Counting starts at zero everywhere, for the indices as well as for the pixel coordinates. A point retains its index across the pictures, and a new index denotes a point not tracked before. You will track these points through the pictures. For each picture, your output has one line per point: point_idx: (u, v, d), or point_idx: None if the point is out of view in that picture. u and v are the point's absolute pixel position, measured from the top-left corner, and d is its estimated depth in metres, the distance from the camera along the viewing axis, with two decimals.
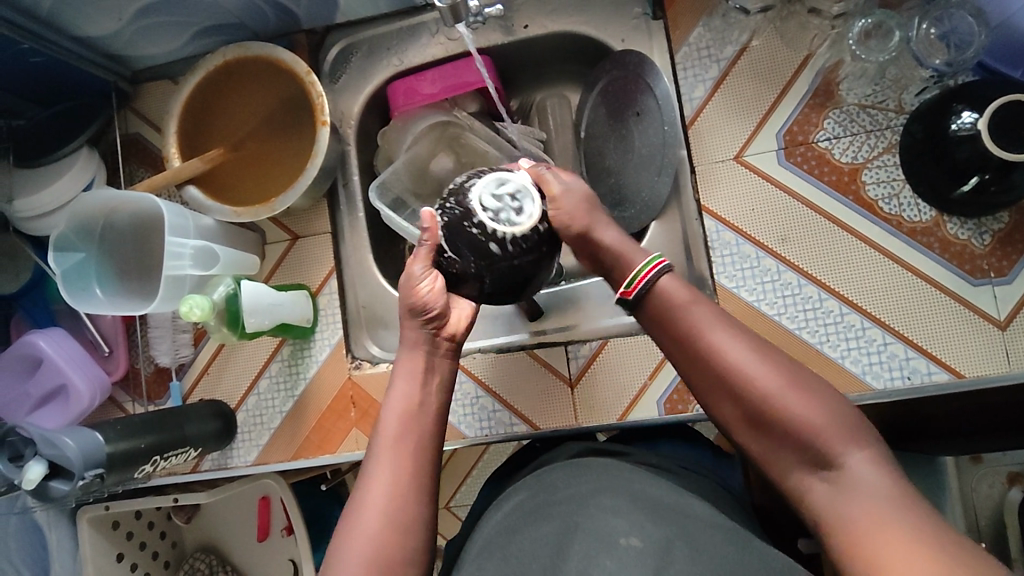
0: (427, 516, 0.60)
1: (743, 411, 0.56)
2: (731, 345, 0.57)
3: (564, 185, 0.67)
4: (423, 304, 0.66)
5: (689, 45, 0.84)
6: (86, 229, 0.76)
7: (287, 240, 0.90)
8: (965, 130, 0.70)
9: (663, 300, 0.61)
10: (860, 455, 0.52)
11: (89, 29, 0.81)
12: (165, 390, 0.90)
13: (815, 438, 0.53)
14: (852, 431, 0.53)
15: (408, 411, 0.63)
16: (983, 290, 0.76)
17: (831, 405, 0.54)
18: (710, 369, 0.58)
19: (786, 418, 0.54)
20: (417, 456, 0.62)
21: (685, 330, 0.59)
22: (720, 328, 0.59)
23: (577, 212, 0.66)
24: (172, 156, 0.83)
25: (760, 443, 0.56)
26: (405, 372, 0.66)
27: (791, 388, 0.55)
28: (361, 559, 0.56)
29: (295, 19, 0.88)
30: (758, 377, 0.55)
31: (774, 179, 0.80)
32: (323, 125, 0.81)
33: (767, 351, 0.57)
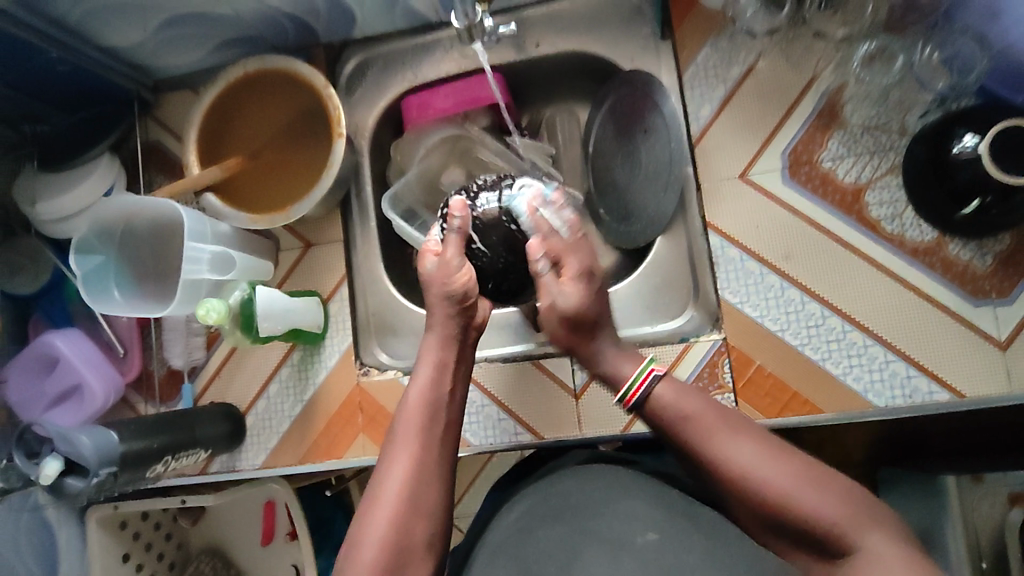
0: (439, 503, 0.62)
1: (754, 516, 0.58)
2: (733, 450, 0.60)
3: (558, 297, 0.71)
4: (460, 291, 0.70)
5: (696, 66, 0.86)
6: (106, 233, 0.79)
7: (300, 247, 0.92)
8: (967, 153, 0.72)
9: (664, 408, 0.64)
10: (874, 537, 0.54)
11: (114, 39, 0.84)
12: (176, 392, 0.92)
13: (827, 528, 0.55)
14: (863, 514, 0.55)
15: (427, 400, 0.66)
16: (984, 311, 0.77)
17: (839, 493, 0.56)
18: (718, 480, 0.60)
19: (795, 516, 0.56)
20: (434, 443, 0.65)
21: (689, 436, 0.62)
22: (721, 433, 0.61)
23: (559, 335, 0.73)
24: (191, 165, 0.85)
25: (780, 539, 0.58)
26: (431, 352, 0.69)
27: (797, 483, 0.56)
28: (377, 539, 0.58)
29: (314, 33, 0.91)
30: (765, 480, 0.57)
31: (779, 198, 0.82)
32: (340, 138, 0.83)
33: (769, 449, 0.59)
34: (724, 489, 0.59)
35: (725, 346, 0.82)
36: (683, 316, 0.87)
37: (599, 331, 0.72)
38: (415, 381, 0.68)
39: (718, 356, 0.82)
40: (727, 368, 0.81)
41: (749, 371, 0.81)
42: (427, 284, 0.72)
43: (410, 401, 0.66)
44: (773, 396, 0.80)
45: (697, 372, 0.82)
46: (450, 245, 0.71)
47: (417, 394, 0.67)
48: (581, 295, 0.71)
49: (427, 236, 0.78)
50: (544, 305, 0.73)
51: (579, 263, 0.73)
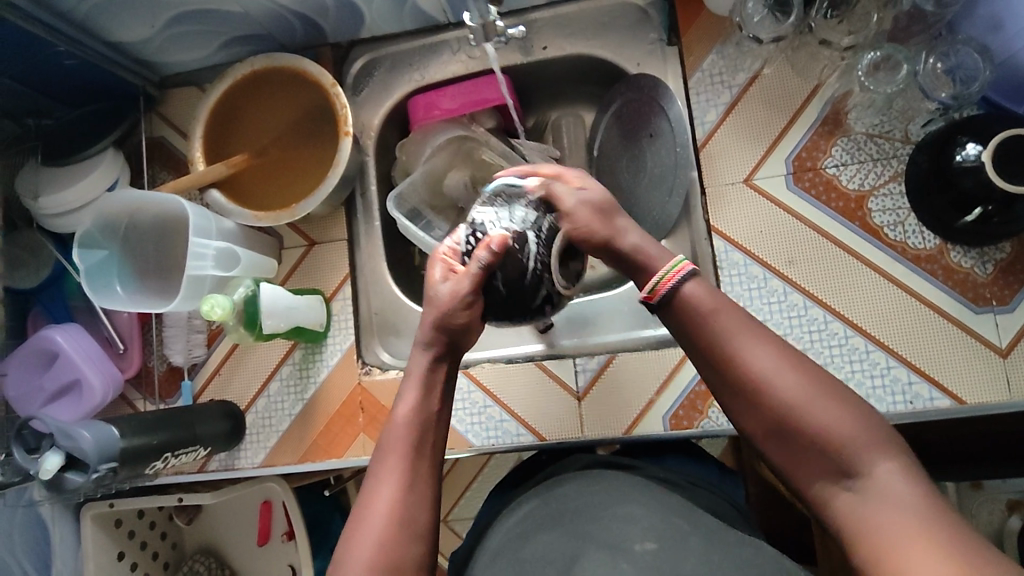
0: (429, 522, 0.60)
1: (764, 422, 0.55)
2: (755, 354, 0.56)
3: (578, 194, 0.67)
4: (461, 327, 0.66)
5: (702, 72, 0.86)
6: (110, 227, 0.78)
7: (304, 245, 0.92)
8: (969, 162, 0.73)
9: (689, 305, 0.60)
10: (888, 465, 0.50)
11: (122, 35, 0.84)
12: (175, 389, 0.91)
13: (838, 445, 0.52)
14: (880, 441, 0.52)
15: (413, 417, 0.64)
16: (985, 318, 0.77)
17: (857, 413, 0.53)
18: (733, 379, 0.57)
19: (807, 428, 0.53)
20: (422, 462, 0.62)
21: (708, 335, 0.59)
22: (745, 336, 0.57)
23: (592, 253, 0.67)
24: (196, 161, 0.85)
25: (785, 451, 0.55)
26: (417, 372, 0.67)
27: (815, 397, 0.54)
28: (365, 561, 0.56)
29: (322, 33, 0.91)
30: (782, 388, 0.54)
31: (782, 204, 0.82)
32: (346, 135, 0.83)
33: (793, 358, 0.56)
34: (740, 389, 0.56)
35: None
36: None
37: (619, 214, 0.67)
38: (402, 399, 0.66)
39: None
40: None
41: None
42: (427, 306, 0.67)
43: (397, 419, 0.64)
44: None
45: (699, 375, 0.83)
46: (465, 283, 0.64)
47: (404, 412, 0.64)
48: (594, 204, 0.67)
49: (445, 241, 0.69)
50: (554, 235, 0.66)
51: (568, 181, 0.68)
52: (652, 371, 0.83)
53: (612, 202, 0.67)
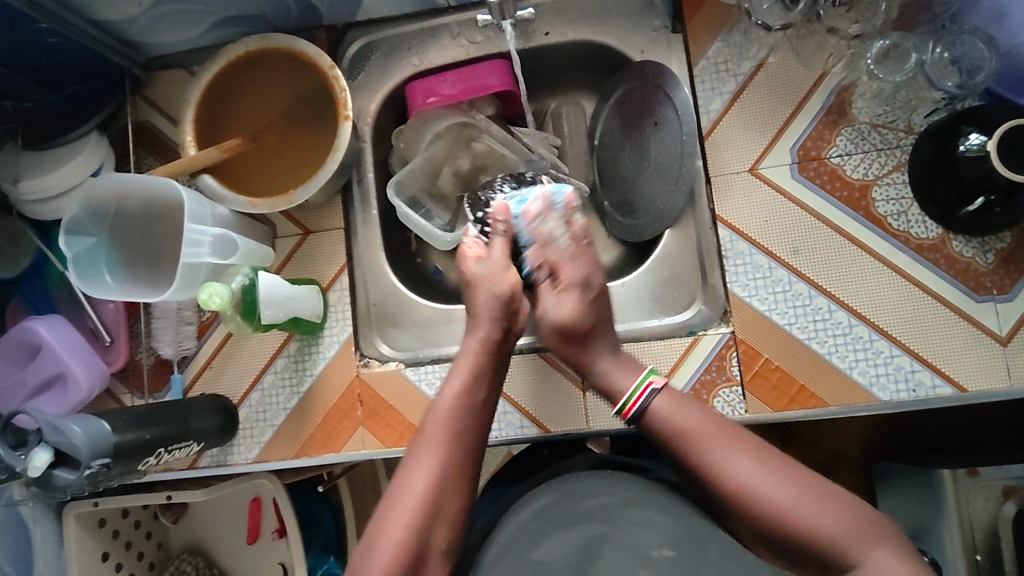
0: (461, 506, 0.61)
1: (754, 531, 0.57)
2: (733, 464, 0.59)
3: (552, 309, 0.73)
4: (508, 292, 0.71)
5: (707, 59, 0.86)
6: (97, 213, 0.75)
7: (299, 234, 0.89)
8: (973, 151, 0.73)
9: (660, 422, 0.64)
10: (879, 551, 0.54)
11: (108, 13, 0.80)
12: (165, 383, 0.88)
13: (830, 542, 0.54)
14: (865, 530, 0.55)
15: (456, 405, 0.65)
16: (986, 307, 0.78)
17: (840, 504, 0.56)
18: (715, 494, 0.59)
19: (798, 530, 0.55)
20: (462, 448, 0.63)
21: (687, 449, 0.61)
22: (719, 446, 0.60)
23: (556, 343, 0.74)
24: (188, 145, 0.82)
25: (780, 553, 0.57)
26: (471, 349, 0.70)
27: (798, 496, 0.56)
28: (394, 541, 0.57)
29: (317, 14, 0.89)
30: (765, 496, 0.57)
31: (788, 193, 0.82)
32: (345, 120, 0.80)
33: (768, 460, 0.59)
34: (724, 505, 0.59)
35: (733, 340, 0.82)
36: (691, 309, 0.87)
37: (596, 338, 0.73)
38: (447, 386, 0.67)
39: (725, 350, 0.82)
40: (735, 361, 0.81)
41: (756, 365, 0.81)
42: (474, 286, 0.73)
43: (442, 405, 0.65)
44: (780, 389, 0.80)
45: (704, 366, 0.82)
46: (500, 245, 0.73)
47: (449, 399, 0.65)
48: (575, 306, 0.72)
49: (466, 235, 0.78)
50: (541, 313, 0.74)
51: (575, 272, 0.74)
52: (658, 361, 0.83)
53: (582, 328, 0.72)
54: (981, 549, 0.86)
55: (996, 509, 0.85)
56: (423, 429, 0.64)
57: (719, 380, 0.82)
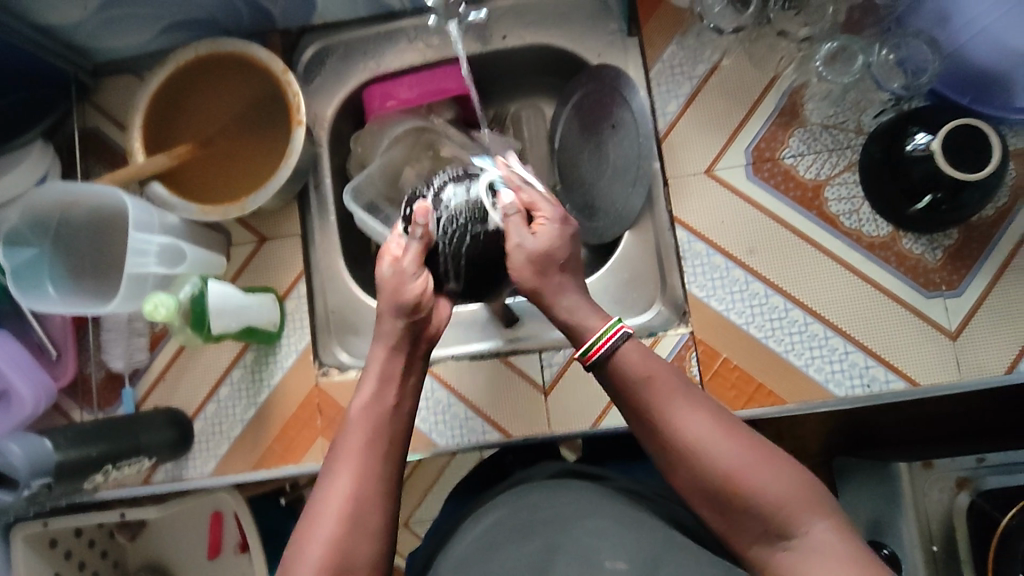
0: (385, 522, 0.57)
1: (699, 488, 0.56)
2: (687, 420, 0.57)
3: (527, 239, 0.65)
4: (414, 301, 0.62)
5: (662, 62, 0.86)
6: (39, 224, 0.72)
7: (254, 242, 0.88)
8: (919, 151, 0.75)
9: (624, 373, 0.60)
10: (820, 524, 0.52)
11: (51, 17, 0.79)
12: (116, 398, 0.85)
13: (771, 507, 0.53)
14: (810, 500, 0.54)
15: (369, 413, 0.61)
16: (935, 302, 0.80)
17: (788, 474, 0.54)
18: (663, 444, 0.57)
19: (743, 493, 0.54)
20: (379, 462, 0.59)
21: (643, 400, 0.59)
22: (675, 401, 0.58)
23: (526, 273, 0.64)
24: (136, 151, 0.79)
25: (721, 513, 0.56)
26: (377, 358, 0.63)
27: (746, 458, 0.55)
28: (314, 561, 0.54)
29: (270, 18, 0.88)
30: (714, 455, 0.55)
31: (743, 194, 0.83)
32: (298, 125, 0.79)
33: (720, 421, 0.57)
34: (673, 459, 0.57)
35: (692, 340, 0.82)
36: (650, 312, 0.87)
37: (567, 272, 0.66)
38: (359, 393, 0.63)
39: (685, 351, 0.82)
40: (695, 362, 0.82)
41: (716, 364, 0.81)
42: (381, 289, 0.65)
43: (354, 415, 0.61)
44: (739, 388, 0.81)
45: None
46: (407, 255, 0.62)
47: (359, 407, 0.61)
48: (555, 235, 0.65)
49: (390, 233, 0.68)
50: (510, 246, 0.65)
51: (552, 209, 0.67)
52: None
53: (562, 251, 0.65)
54: (938, 540, 0.88)
55: (951, 501, 0.87)
56: (339, 441, 0.60)
57: None
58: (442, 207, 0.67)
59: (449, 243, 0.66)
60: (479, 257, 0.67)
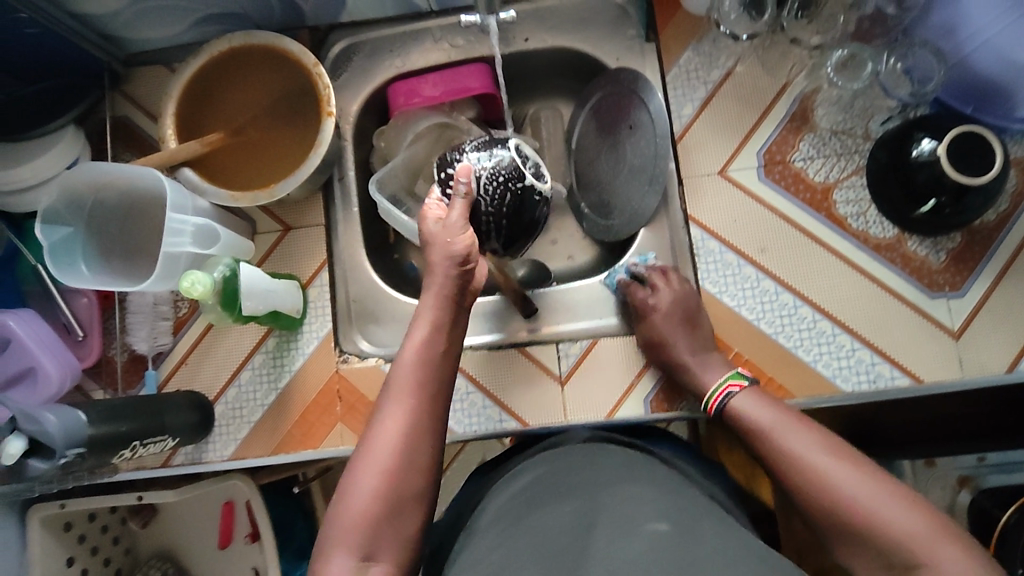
0: (432, 458, 0.61)
1: (819, 518, 0.58)
2: (804, 453, 0.61)
3: (651, 300, 0.83)
4: (464, 253, 0.65)
5: (679, 67, 0.90)
6: (75, 203, 0.74)
7: (278, 231, 0.90)
8: (925, 156, 0.78)
9: (743, 419, 0.69)
10: (950, 556, 0.50)
11: (89, 6, 0.81)
12: (139, 379, 0.87)
13: (895, 535, 0.52)
14: (937, 533, 0.51)
15: (421, 357, 0.62)
16: (938, 302, 0.83)
17: (914, 506, 0.54)
18: (787, 474, 0.61)
19: (862, 522, 0.54)
20: (428, 402, 0.62)
21: (762, 441, 0.65)
22: (793, 439, 0.63)
23: (655, 323, 0.82)
24: (168, 138, 0.81)
25: (847, 546, 0.56)
26: (426, 304, 0.65)
27: (864, 488, 0.56)
28: (369, 493, 0.57)
29: (300, 13, 0.90)
30: (829, 483, 0.57)
31: (754, 195, 0.86)
32: (328, 116, 0.81)
33: (841, 456, 0.59)
34: (793, 491, 0.60)
35: None
36: None
37: (694, 325, 0.81)
38: (410, 338, 0.64)
39: None
40: None
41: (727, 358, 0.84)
42: (429, 243, 0.67)
43: (406, 360, 0.62)
44: None
45: None
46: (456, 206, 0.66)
47: (415, 351, 0.63)
48: (676, 297, 0.83)
49: (428, 197, 0.73)
50: (641, 309, 0.84)
51: (671, 279, 0.85)
52: (635, 357, 0.85)
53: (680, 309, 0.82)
54: None
55: (953, 499, 0.94)
56: (389, 380, 0.62)
57: None
58: (476, 172, 0.76)
59: (486, 200, 0.76)
60: (511, 212, 0.77)
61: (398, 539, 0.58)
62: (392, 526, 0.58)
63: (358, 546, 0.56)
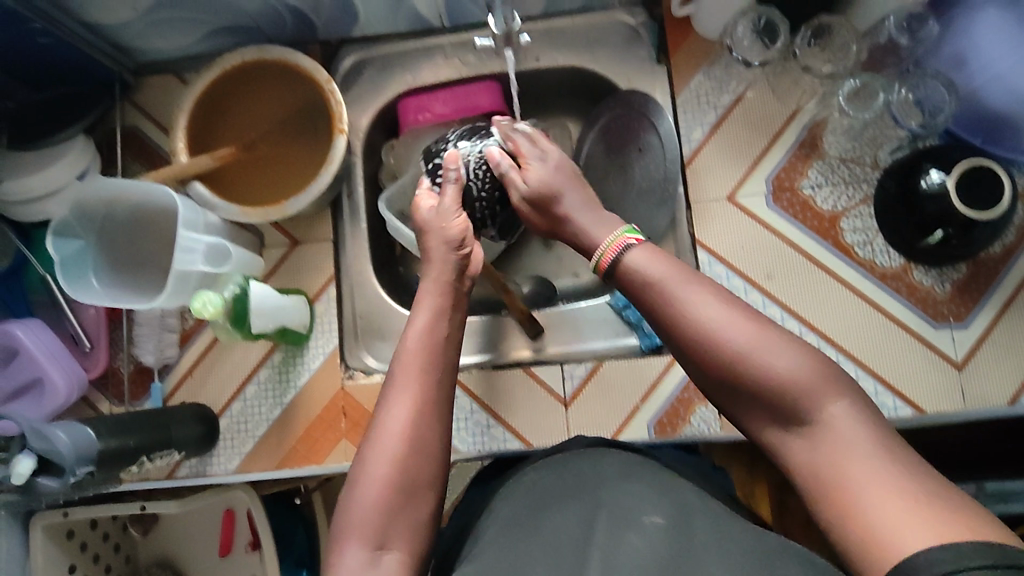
0: (441, 443, 0.61)
1: (712, 376, 0.55)
2: (699, 309, 0.55)
3: (523, 184, 0.75)
4: (459, 237, 0.72)
5: (689, 91, 0.90)
6: (86, 217, 0.74)
7: (287, 244, 0.90)
8: (934, 188, 0.78)
9: (635, 273, 0.60)
10: (838, 406, 0.50)
11: (102, 17, 0.81)
12: (144, 391, 0.87)
13: (787, 389, 0.51)
14: (829, 385, 0.51)
15: (424, 342, 0.64)
16: (943, 333, 0.84)
17: (807, 359, 0.52)
18: (678, 336, 0.56)
19: (757, 379, 0.52)
20: (434, 386, 0.62)
21: (651, 296, 0.58)
22: (687, 294, 0.56)
23: (539, 211, 0.74)
24: (179, 152, 0.80)
25: (737, 403, 0.54)
26: (428, 292, 0.68)
27: (759, 343, 0.53)
28: (380, 481, 0.57)
29: (312, 27, 0.91)
30: (726, 340, 0.53)
31: (763, 222, 0.87)
32: (341, 134, 0.81)
33: (735, 310, 0.55)
34: (686, 347, 0.56)
35: None
36: None
37: (563, 196, 0.72)
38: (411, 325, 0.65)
39: None
40: None
41: None
42: (425, 233, 0.73)
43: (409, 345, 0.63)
44: None
45: (682, 385, 0.85)
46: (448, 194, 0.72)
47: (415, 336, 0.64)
48: (545, 174, 0.74)
49: (419, 190, 0.79)
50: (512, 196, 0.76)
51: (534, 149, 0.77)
52: (639, 381, 0.86)
53: (556, 179, 0.74)
54: None
55: None
56: (393, 366, 0.63)
57: (696, 399, 0.85)
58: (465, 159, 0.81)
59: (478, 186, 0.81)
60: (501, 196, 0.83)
61: (411, 527, 0.57)
62: (406, 514, 0.57)
63: (370, 535, 0.56)
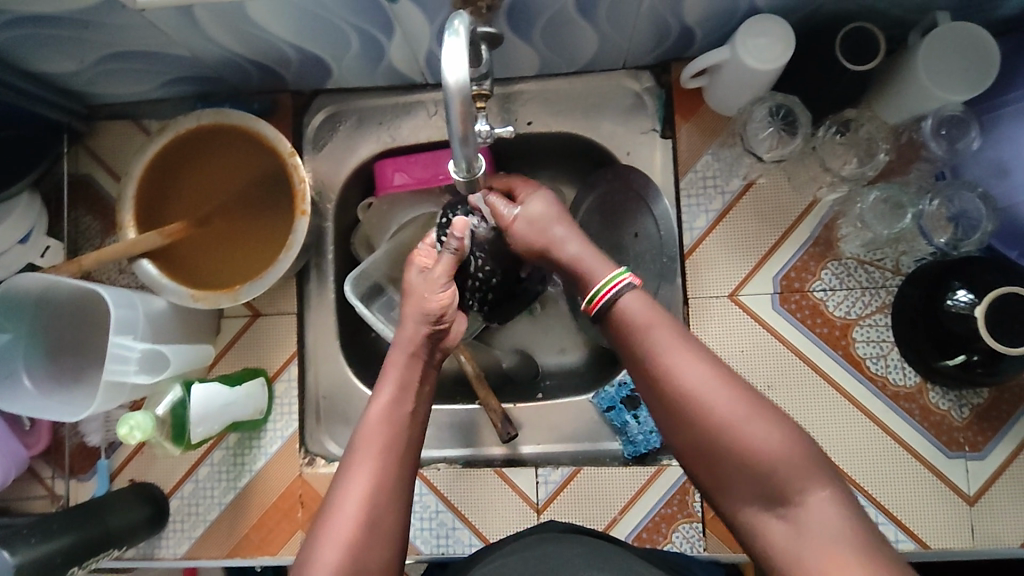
0: (398, 528, 0.54)
1: (693, 442, 0.51)
2: (685, 367, 0.52)
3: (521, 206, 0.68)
4: (439, 312, 0.61)
5: (695, 172, 0.81)
6: (15, 306, 0.67)
7: (247, 316, 0.84)
8: (959, 308, 0.68)
9: (624, 318, 0.56)
10: (822, 493, 0.47)
11: (47, 67, 0.73)
12: (90, 465, 0.82)
13: (772, 468, 0.48)
14: (815, 468, 0.48)
15: (390, 410, 0.57)
16: (956, 463, 0.76)
17: (793, 434, 0.49)
18: (661, 395, 0.52)
19: (738, 450, 0.49)
20: (400, 462, 0.55)
21: (637, 345, 0.54)
22: (677, 351, 0.53)
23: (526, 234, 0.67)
24: (127, 226, 0.74)
25: (716, 475, 0.51)
26: (395, 360, 0.60)
27: (746, 412, 0.50)
28: (330, 568, 0.50)
29: (281, 79, 0.82)
30: (711, 406, 0.50)
31: (767, 325, 0.79)
32: (302, 215, 0.73)
33: (726, 373, 0.52)
34: (667, 407, 0.52)
35: None
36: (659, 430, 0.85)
37: (557, 226, 0.66)
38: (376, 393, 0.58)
39: (689, 484, 0.79)
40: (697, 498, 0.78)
41: None
42: (407, 296, 0.64)
43: (372, 417, 0.56)
44: None
45: (665, 499, 0.79)
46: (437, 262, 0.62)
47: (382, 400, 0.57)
48: (544, 203, 0.68)
49: (422, 242, 0.70)
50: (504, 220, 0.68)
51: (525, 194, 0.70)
52: (619, 491, 0.80)
53: (552, 210, 0.67)
54: None
55: None
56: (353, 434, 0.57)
57: (679, 515, 0.78)
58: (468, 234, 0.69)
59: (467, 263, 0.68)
60: None
61: None
62: None
63: None
